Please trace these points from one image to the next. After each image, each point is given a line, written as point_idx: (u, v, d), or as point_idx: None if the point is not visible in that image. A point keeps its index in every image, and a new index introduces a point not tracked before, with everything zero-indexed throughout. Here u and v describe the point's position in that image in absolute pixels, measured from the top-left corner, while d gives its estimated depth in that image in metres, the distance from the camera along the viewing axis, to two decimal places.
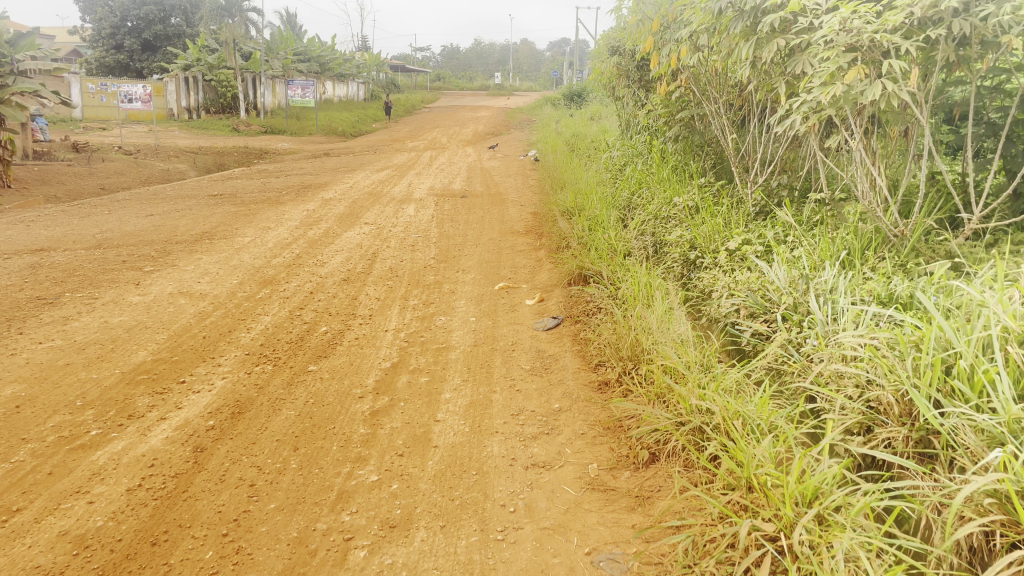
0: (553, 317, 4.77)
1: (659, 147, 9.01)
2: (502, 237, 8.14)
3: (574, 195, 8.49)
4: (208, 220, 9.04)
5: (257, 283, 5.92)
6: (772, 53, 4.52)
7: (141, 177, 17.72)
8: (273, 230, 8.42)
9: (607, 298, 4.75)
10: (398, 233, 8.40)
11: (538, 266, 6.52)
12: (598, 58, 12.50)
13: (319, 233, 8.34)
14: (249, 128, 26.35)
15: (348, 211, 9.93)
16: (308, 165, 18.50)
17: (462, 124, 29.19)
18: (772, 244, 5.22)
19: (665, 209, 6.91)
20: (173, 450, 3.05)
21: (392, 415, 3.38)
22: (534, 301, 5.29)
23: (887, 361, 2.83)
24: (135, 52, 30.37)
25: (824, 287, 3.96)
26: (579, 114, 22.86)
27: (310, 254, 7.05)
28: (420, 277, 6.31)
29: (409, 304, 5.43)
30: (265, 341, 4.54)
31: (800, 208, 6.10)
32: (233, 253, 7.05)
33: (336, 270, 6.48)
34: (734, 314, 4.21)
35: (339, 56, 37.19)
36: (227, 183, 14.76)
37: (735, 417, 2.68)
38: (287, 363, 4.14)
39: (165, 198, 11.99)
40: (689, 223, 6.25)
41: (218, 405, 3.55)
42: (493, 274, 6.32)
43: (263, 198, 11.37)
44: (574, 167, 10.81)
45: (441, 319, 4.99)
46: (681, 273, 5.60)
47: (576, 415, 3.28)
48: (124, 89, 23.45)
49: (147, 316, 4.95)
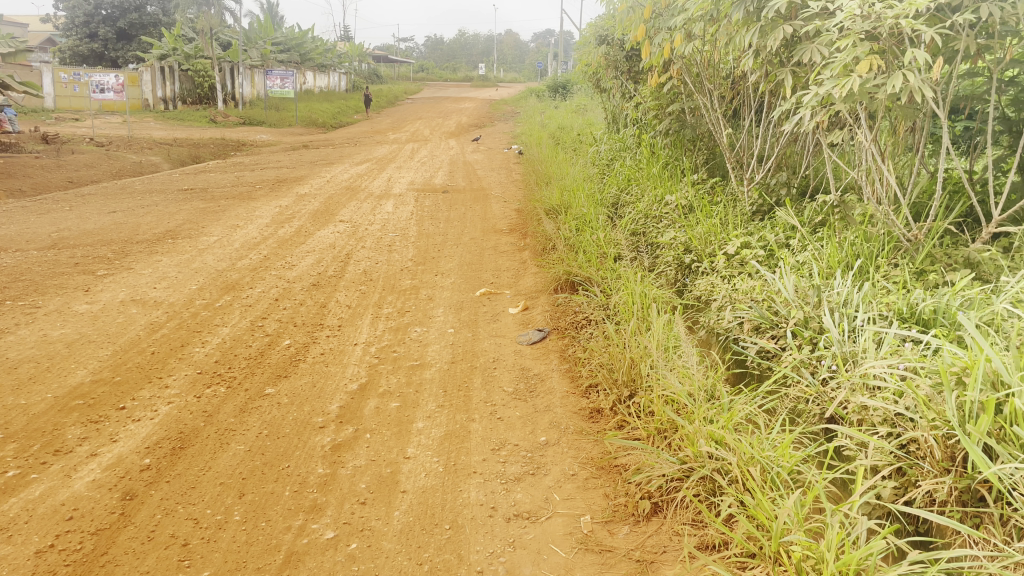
0: (538, 329, 4.37)
1: (649, 142, 8.64)
2: (485, 236, 7.74)
3: (561, 192, 8.09)
4: (174, 218, 8.57)
5: (219, 289, 5.48)
6: (777, 42, 4.11)
7: (113, 170, 17.15)
8: (242, 228, 7.96)
9: (598, 309, 4.38)
10: (375, 231, 7.97)
11: (522, 269, 6.12)
12: (584, 49, 12.07)
13: (291, 231, 7.90)
14: (227, 119, 25.72)
15: (323, 207, 9.49)
16: (286, 157, 17.98)
17: (445, 116, 28.71)
18: (775, 248, 4.85)
19: (656, 208, 6.56)
20: (98, 497, 2.63)
21: (356, 450, 2.97)
22: (518, 310, 4.89)
23: (923, 395, 2.46)
24: (109, 41, 29.59)
25: (837, 300, 3.59)
26: (564, 106, 22.44)
27: (279, 255, 6.62)
28: (396, 282, 5.89)
29: (382, 312, 5.01)
30: (220, 358, 4.12)
31: (801, 209, 5.73)
32: (197, 255, 6.60)
33: (306, 273, 6.04)
34: (737, 329, 3.84)
35: (320, 46, 36.54)
36: (201, 177, 14.23)
37: (752, 465, 2.32)
38: (242, 385, 3.71)
39: (133, 193, 11.47)
40: (682, 224, 5.88)
41: (158, 437, 3.12)
42: (474, 278, 5.91)
43: (235, 193, 10.89)
44: (559, 161, 10.41)
45: (417, 330, 4.58)
46: (675, 279, 5.23)
47: (565, 452, 2.89)
48: (96, 79, 22.78)
49: (93, 328, 4.50)
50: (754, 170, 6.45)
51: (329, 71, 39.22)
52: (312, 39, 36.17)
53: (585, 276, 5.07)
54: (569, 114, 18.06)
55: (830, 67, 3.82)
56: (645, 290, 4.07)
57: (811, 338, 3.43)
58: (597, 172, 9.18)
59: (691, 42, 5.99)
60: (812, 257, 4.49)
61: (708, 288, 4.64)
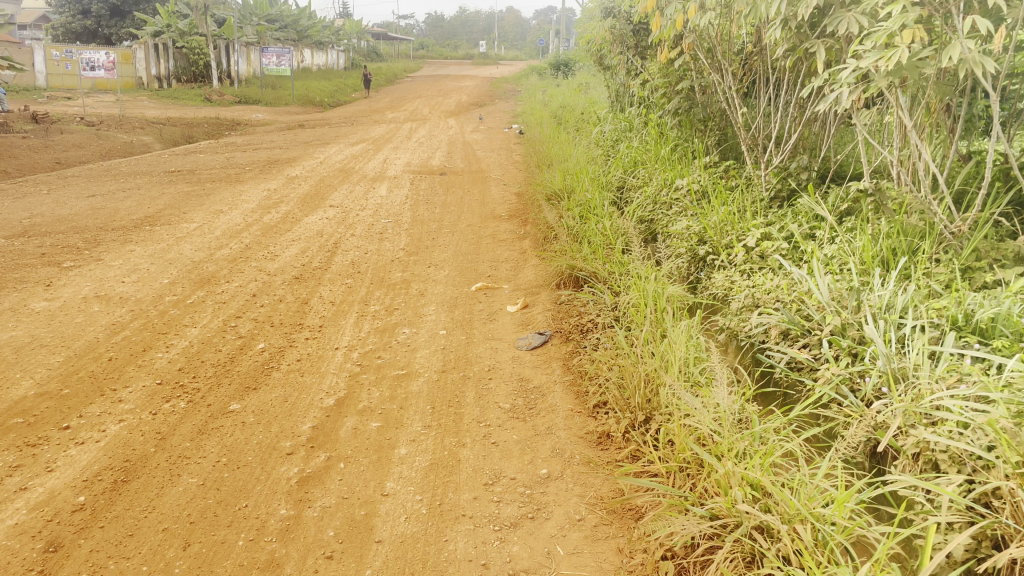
0: (539, 333, 3.94)
1: (656, 122, 8.19)
2: (483, 222, 7.30)
3: (563, 176, 7.63)
4: (156, 203, 8.12)
5: (192, 283, 5.05)
6: (808, 9, 3.65)
7: (102, 150, 16.66)
8: (225, 214, 7.51)
9: (605, 310, 3.96)
10: (366, 217, 7.52)
11: (522, 260, 5.70)
12: (588, 23, 11.53)
13: (277, 217, 7.46)
14: (222, 98, 25.15)
15: (313, 191, 9.03)
16: (279, 137, 17.47)
17: (445, 95, 28.12)
18: (799, 240, 4.44)
19: (666, 194, 6.20)
20: (15, 548, 2.22)
21: (327, 485, 2.55)
22: (517, 308, 4.47)
23: (1009, 437, 2.06)
24: (103, 17, 28.98)
25: (878, 304, 3.17)
26: (567, 84, 21.86)
27: (262, 245, 6.18)
28: (386, 274, 5.46)
29: (369, 310, 4.59)
30: (185, 367, 3.69)
31: (825, 196, 5.29)
32: (173, 244, 6.17)
33: (288, 265, 5.61)
34: (762, 335, 3.43)
35: (318, 24, 35.85)
36: (190, 158, 13.75)
37: (801, 523, 1.92)
38: (205, 399, 3.29)
39: (117, 175, 11.02)
40: (696, 213, 5.46)
41: (99, 467, 2.70)
42: (469, 270, 5.48)
43: (223, 176, 10.42)
44: (561, 143, 9.95)
45: (405, 332, 4.16)
46: (688, 273, 4.82)
47: (571, 491, 2.49)
48: (87, 56, 22.20)
49: (47, 329, 4.08)
50: (773, 153, 6.01)
51: (327, 49, 38.53)
52: (309, 16, 35.48)
53: (590, 270, 4.65)
54: (572, 93, 17.54)
55: (869, 38, 3.37)
56: (658, 290, 3.65)
57: (850, 348, 3.01)
58: (601, 154, 8.73)
59: (705, 13, 5.53)
60: (841, 252, 4.07)
61: (727, 285, 4.23)
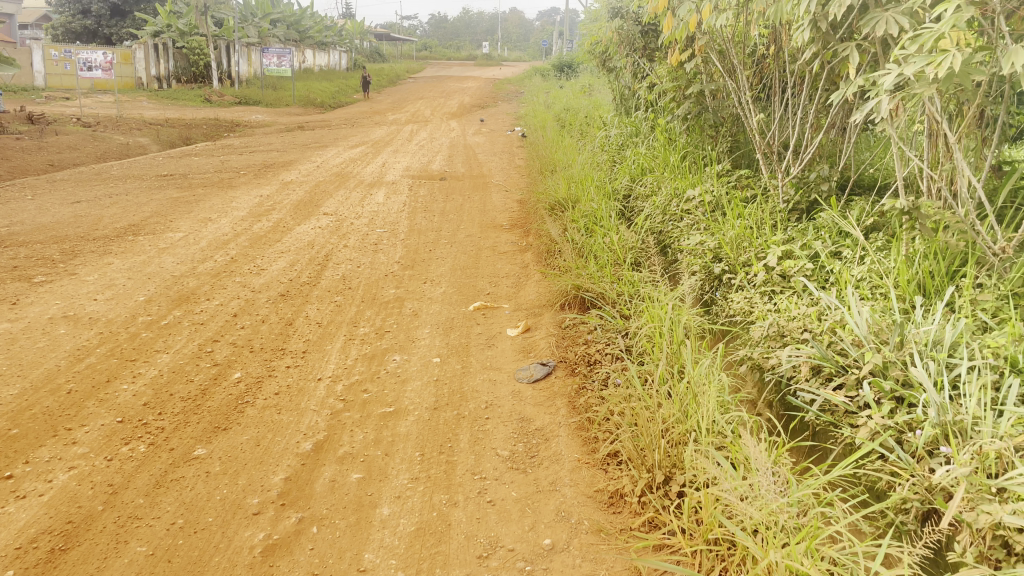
0: (542, 362, 3.59)
1: (665, 127, 7.84)
2: (483, 233, 6.95)
3: (568, 184, 7.29)
4: (142, 210, 7.78)
5: (170, 301, 4.70)
6: (840, 9, 3.31)
7: (97, 152, 16.35)
8: (213, 223, 7.17)
9: (615, 340, 3.62)
10: (360, 226, 7.18)
11: (523, 275, 5.35)
12: (594, 24, 11.17)
13: (268, 226, 7.12)
14: (222, 98, 24.83)
15: (307, 197, 8.69)
16: (278, 140, 17.14)
17: (448, 96, 27.77)
18: (824, 260, 4.09)
19: (677, 205, 5.85)
20: None
21: (296, 556, 2.22)
22: (518, 332, 4.12)
23: None
24: (103, 17, 28.72)
25: (924, 340, 2.81)
26: (570, 85, 21.53)
27: (249, 257, 5.84)
28: (378, 291, 5.12)
29: (357, 334, 4.24)
30: (151, 400, 3.35)
31: (849, 210, 4.93)
32: (154, 257, 5.83)
33: (275, 280, 5.26)
34: (791, 371, 3.08)
35: (319, 24, 35.58)
36: (185, 161, 13.41)
37: None
38: (168, 442, 2.94)
39: (107, 180, 10.69)
40: (710, 227, 5.11)
41: (37, 529, 2.36)
42: (467, 287, 5.13)
43: (215, 180, 10.09)
44: (565, 148, 9.59)
45: (396, 359, 3.81)
46: (703, 293, 4.48)
47: (578, 568, 2.16)
48: (84, 56, 21.90)
49: (5, 356, 3.74)
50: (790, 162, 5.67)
51: (330, 50, 38.20)
52: (310, 16, 35.19)
53: (597, 290, 4.30)
54: (576, 95, 17.16)
55: (909, 42, 3.03)
56: (675, 321, 3.32)
57: (894, 392, 2.67)
58: (607, 161, 8.38)
59: (720, 14, 5.19)
60: (872, 274, 3.72)
61: (746, 309, 3.88)
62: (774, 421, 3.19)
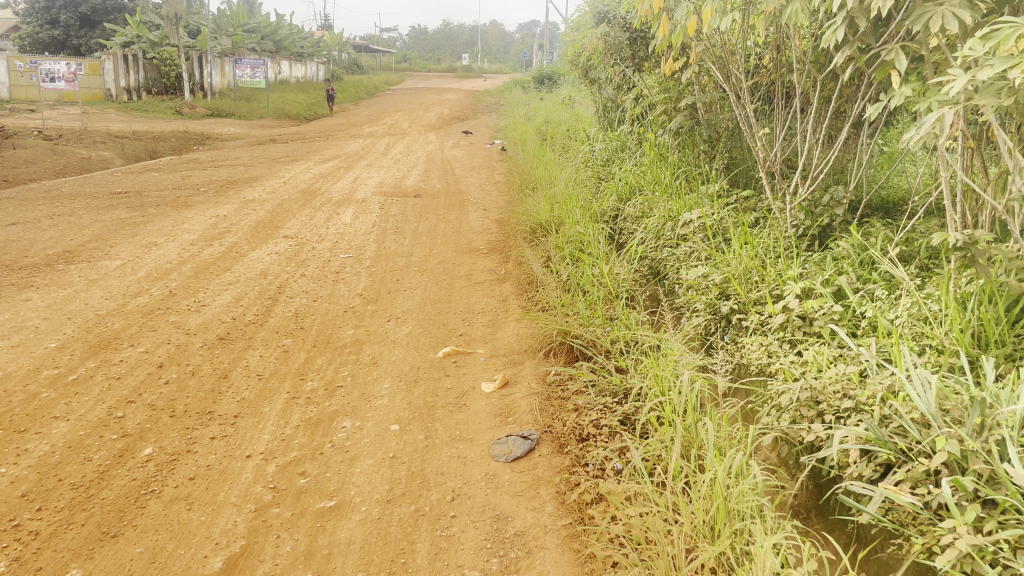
0: (524, 433, 2.95)
1: (655, 142, 7.27)
2: (458, 258, 6.30)
3: (551, 205, 6.68)
4: (81, 233, 7.05)
5: (85, 348, 4.00)
6: (885, 4, 2.74)
7: (55, 166, 15.53)
8: (158, 249, 6.46)
9: (612, 405, 3.00)
10: (322, 251, 6.51)
11: (502, 311, 4.71)
12: (576, 32, 10.62)
13: (219, 252, 6.42)
14: (193, 110, 24.05)
15: (268, 218, 7.99)
16: (248, 153, 16.42)
17: (427, 108, 27.22)
18: (852, 302, 3.51)
19: (672, 231, 5.26)
20: None
21: None
22: (493, 388, 3.47)
23: None
24: (71, 27, 27.78)
25: (1011, 420, 2.21)
26: (550, 98, 21.05)
27: (190, 290, 5.15)
28: (335, 332, 4.45)
29: (303, 390, 3.57)
30: (31, 490, 2.67)
31: (869, 237, 4.37)
32: (81, 291, 5.11)
33: (216, 319, 4.58)
34: (838, 456, 2.48)
35: (295, 36, 34.90)
36: (144, 176, 12.62)
37: None
38: (36, 558, 2.28)
39: (55, 198, 9.92)
40: (712, 257, 4.53)
41: None
42: (437, 326, 4.48)
43: (171, 198, 9.35)
44: (547, 165, 9.00)
45: (346, 427, 3.14)
46: (709, 336, 3.89)
47: None
48: (46, 67, 21.05)
49: None
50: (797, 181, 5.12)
51: (306, 61, 37.49)
52: (286, 27, 34.52)
53: (586, 337, 3.68)
54: (557, 107, 16.63)
55: (978, 41, 2.46)
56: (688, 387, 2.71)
57: (981, 496, 2.07)
58: (592, 179, 7.80)
59: (724, 18, 4.63)
60: (916, 321, 3.14)
61: (765, 362, 3.29)
62: (822, 522, 2.58)
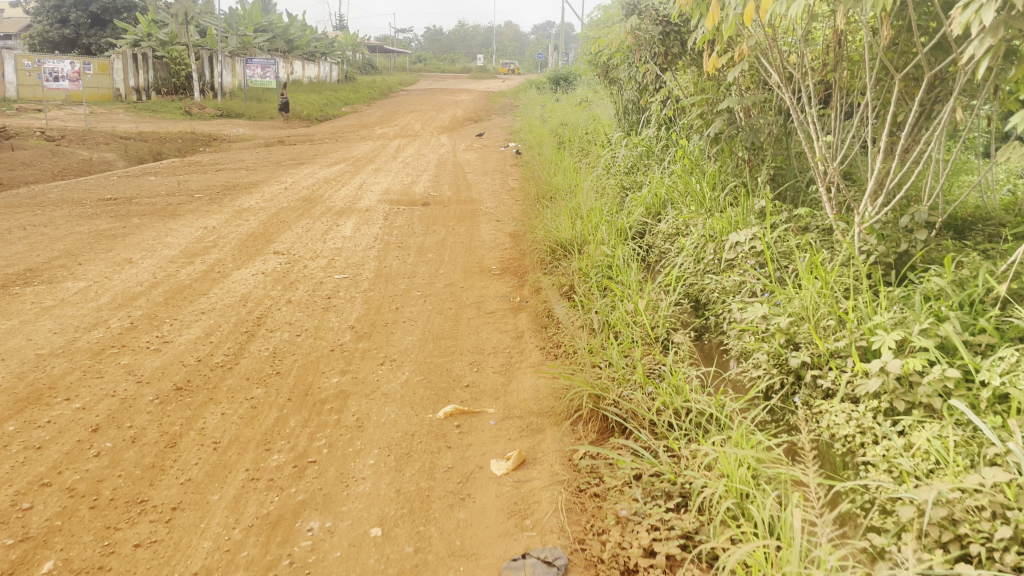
0: (549, 554, 2.24)
1: (687, 149, 6.51)
2: (467, 281, 5.56)
3: (572, 221, 5.94)
4: (51, 248, 6.35)
5: (8, 404, 3.29)
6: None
7: (53, 169, 14.94)
8: (130, 268, 5.74)
9: (666, 518, 2.26)
10: (314, 271, 5.78)
11: (517, 353, 3.95)
12: (598, 28, 9.87)
13: (198, 272, 5.70)
14: (202, 111, 23.48)
15: (260, 230, 7.28)
16: (252, 156, 15.76)
17: (440, 109, 26.52)
18: (970, 363, 2.75)
19: (716, 257, 4.51)
20: None
21: None
22: (505, 469, 2.73)
23: None
24: (81, 26, 27.24)
25: None
26: (567, 99, 20.27)
27: (154, 322, 4.42)
28: (315, 377, 3.71)
29: (265, 466, 2.83)
30: None
31: (964, 268, 3.60)
32: (28, 321, 4.39)
33: (177, 360, 3.85)
34: None
35: (308, 35, 34.34)
36: (139, 181, 11.94)
37: None
38: None
39: (39, 204, 9.25)
40: (770, 291, 3.78)
41: None
42: (439, 372, 3.73)
43: (161, 207, 8.67)
44: (566, 172, 8.25)
45: (313, 531, 2.41)
46: (778, 399, 3.15)
47: None
48: (50, 65, 20.48)
49: None
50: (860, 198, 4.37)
51: (319, 61, 36.89)
52: (299, 26, 33.97)
53: (625, 405, 2.90)
54: (574, 109, 15.83)
55: None
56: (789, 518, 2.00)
57: None
58: (617, 188, 7.05)
59: (792, 3, 3.88)
60: None
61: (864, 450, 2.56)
62: None
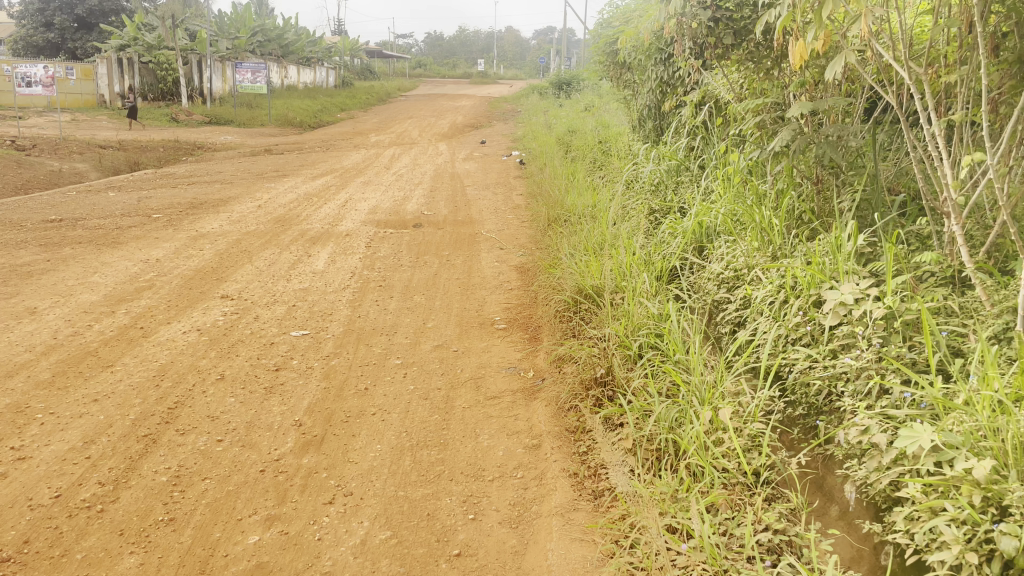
0: None
1: (737, 167, 5.21)
2: (462, 341, 4.28)
3: (595, 261, 4.64)
4: None
5: None
6: None
7: (17, 181, 13.66)
8: (30, 322, 4.45)
9: None
10: (267, 324, 4.51)
11: (534, 485, 2.70)
12: (617, 22, 8.55)
13: (117, 327, 4.41)
14: (189, 118, 22.23)
15: (215, 263, 6.00)
16: (234, 167, 14.48)
17: (439, 115, 25.15)
18: None
19: (808, 326, 3.21)
20: None
21: None
22: None
23: None
24: (67, 30, 25.91)
25: None
26: (572, 104, 18.98)
27: (19, 419, 3.14)
28: (225, 528, 2.43)
29: None
30: None
31: None
32: None
33: (19, 500, 2.56)
34: None
35: (303, 39, 33.10)
36: (101, 196, 10.63)
37: None
38: None
39: None
40: (925, 398, 2.47)
41: None
42: (416, 524, 2.46)
43: (109, 231, 7.38)
44: (581, 191, 6.93)
45: None
46: None
47: None
48: (25, 69, 19.19)
49: None
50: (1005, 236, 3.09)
51: (315, 65, 35.57)
52: (294, 30, 32.73)
53: None
54: (583, 115, 14.55)
55: None
56: None
57: None
58: (645, 212, 5.75)
59: None
60: None
61: None
62: None
